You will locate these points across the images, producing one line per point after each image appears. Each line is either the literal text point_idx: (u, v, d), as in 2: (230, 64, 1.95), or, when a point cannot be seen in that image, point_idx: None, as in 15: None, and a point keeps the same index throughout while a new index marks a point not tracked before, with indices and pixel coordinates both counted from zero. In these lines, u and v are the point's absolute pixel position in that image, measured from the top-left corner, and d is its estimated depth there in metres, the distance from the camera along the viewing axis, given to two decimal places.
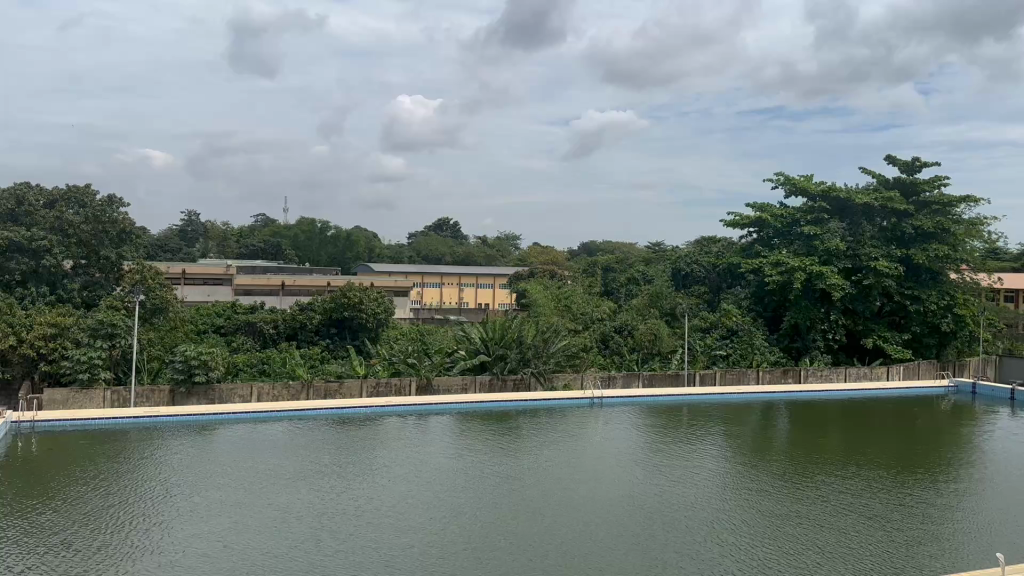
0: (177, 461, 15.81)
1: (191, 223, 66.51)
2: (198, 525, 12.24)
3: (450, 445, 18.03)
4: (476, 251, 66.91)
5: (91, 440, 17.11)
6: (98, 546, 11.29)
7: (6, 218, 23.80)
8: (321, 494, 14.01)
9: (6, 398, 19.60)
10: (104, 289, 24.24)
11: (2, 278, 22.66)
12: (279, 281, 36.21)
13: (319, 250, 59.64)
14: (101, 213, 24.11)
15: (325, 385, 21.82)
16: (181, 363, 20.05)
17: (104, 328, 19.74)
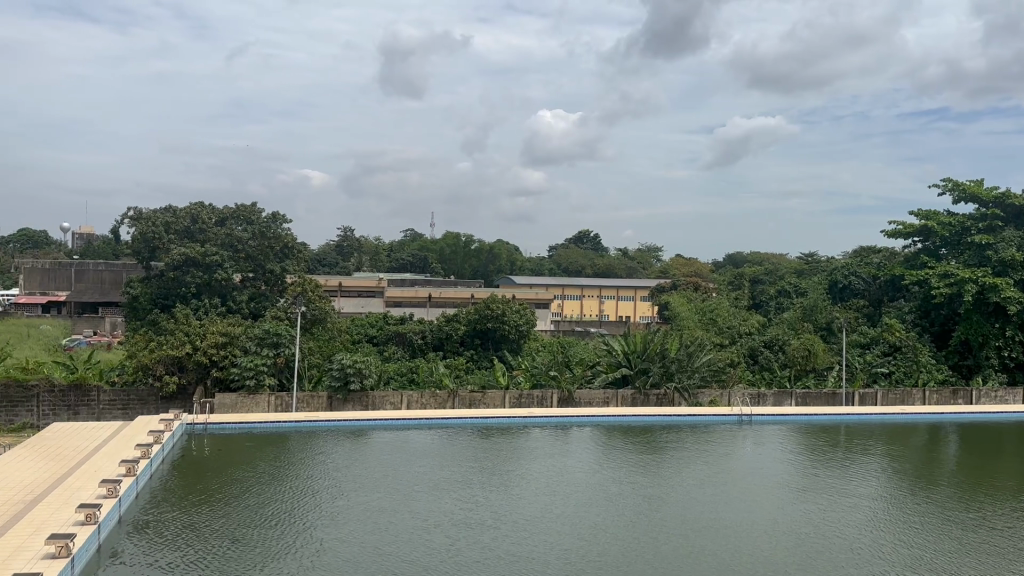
0: (328, 466, 16.49)
1: (346, 238, 68.40)
2: (344, 530, 12.66)
3: (589, 460, 17.77)
4: (617, 263, 66.35)
5: (254, 442, 18.22)
6: (254, 543, 11.90)
7: (183, 235, 25.88)
8: (460, 504, 14.15)
9: (182, 401, 20.88)
10: (269, 300, 25.57)
11: (180, 291, 24.54)
12: (426, 293, 37.31)
13: (463, 262, 61.06)
14: (266, 230, 25.94)
15: (470, 394, 22.25)
16: (338, 370, 21.04)
17: (270, 337, 20.97)
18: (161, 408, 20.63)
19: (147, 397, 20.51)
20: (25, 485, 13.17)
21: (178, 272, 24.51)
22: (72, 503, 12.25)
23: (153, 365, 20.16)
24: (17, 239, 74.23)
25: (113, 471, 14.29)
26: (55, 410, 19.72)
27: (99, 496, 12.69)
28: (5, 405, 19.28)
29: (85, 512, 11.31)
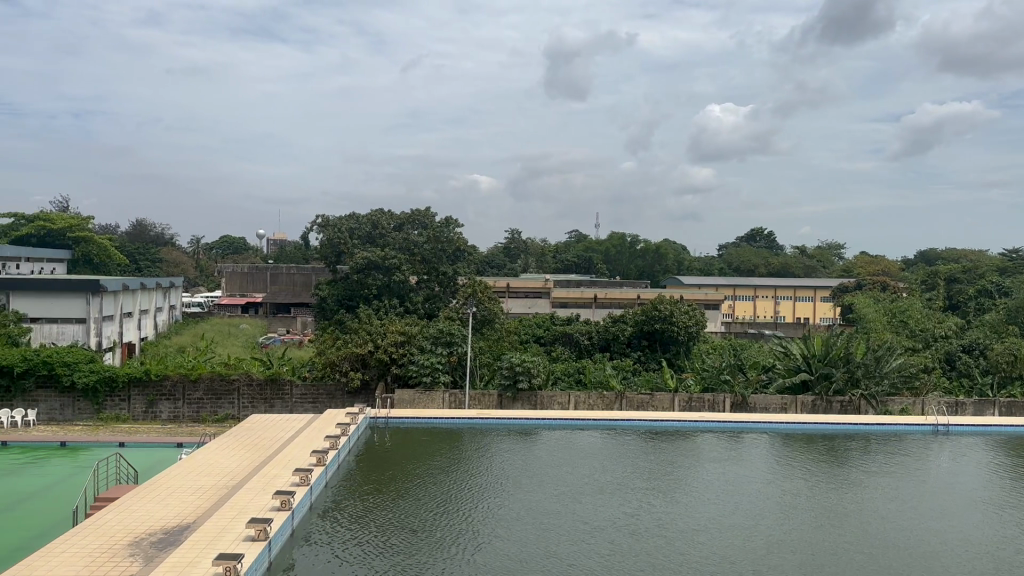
0: (499, 463, 16.75)
1: (513, 241, 69.64)
2: (511, 527, 12.81)
3: (764, 469, 16.95)
4: (793, 262, 62.98)
5: (429, 437, 18.87)
6: (427, 535, 12.31)
7: (366, 240, 27.58)
8: (626, 509, 13.92)
9: (365, 396, 22.02)
10: (442, 301, 26.50)
11: (363, 292, 25.99)
12: (591, 294, 37.20)
13: (629, 263, 60.39)
14: (439, 234, 26.88)
15: (637, 397, 21.91)
16: (508, 369, 21.44)
17: (443, 336, 21.83)
18: (348, 403, 21.84)
19: (334, 392, 21.82)
20: (230, 471, 14.38)
21: (361, 274, 25.92)
22: (270, 489, 13.24)
23: (338, 362, 21.42)
24: (220, 245, 81.85)
25: (303, 460, 15.30)
26: (253, 403, 21.44)
27: (292, 484, 13.64)
28: (210, 397, 21.22)
29: (280, 497, 12.18)
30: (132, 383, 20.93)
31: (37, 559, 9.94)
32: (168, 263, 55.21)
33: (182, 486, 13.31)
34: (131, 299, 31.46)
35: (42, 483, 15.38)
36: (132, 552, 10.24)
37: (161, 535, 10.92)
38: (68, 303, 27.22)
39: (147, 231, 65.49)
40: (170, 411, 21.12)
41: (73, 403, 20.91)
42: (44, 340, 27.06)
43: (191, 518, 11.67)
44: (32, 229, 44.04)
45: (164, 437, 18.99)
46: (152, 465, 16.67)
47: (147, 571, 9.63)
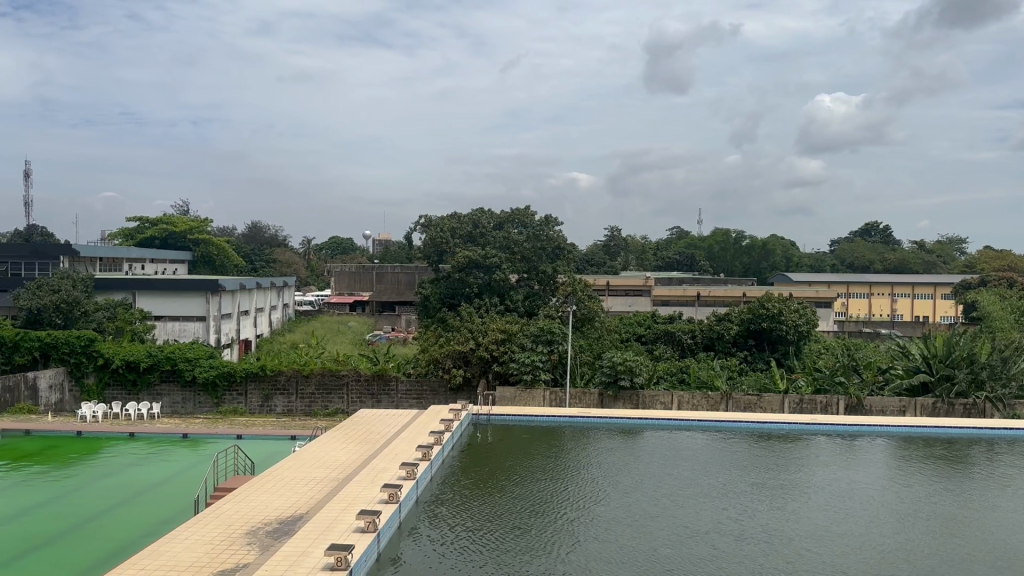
0: (602, 463, 16.63)
1: (614, 238, 69.12)
2: (613, 528, 12.69)
3: (879, 474, 16.15)
4: (911, 257, 59.83)
5: (530, 435, 18.94)
6: (528, 533, 12.35)
7: (466, 239, 27.90)
8: (730, 513, 13.56)
9: (467, 393, 22.29)
10: (542, 299, 26.53)
11: (465, 291, 26.37)
12: (695, 291, 36.56)
13: (734, 259, 58.88)
14: (539, 233, 26.84)
15: (744, 398, 21.30)
16: (609, 367, 21.32)
17: (544, 335, 21.88)
18: (450, 399, 22.18)
19: (437, 388, 22.19)
20: (340, 464, 14.86)
21: (462, 273, 26.32)
22: (378, 482, 13.60)
23: (442, 359, 21.84)
24: (329, 245, 84.80)
25: (410, 454, 15.67)
26: (361, 398, 22.10)
27: (400, 478, 13.96)
28: (321, 392, 22.01)
29: (388, 491, 12.50)
30: (249, 378, 21.97)
31: (162, 545, 10.55)
32: (281, 263, 57.71)
33: (295, 478, 13.86)
34: (246, 297, 33.01)
35: (167, 473, 16.33)
36: (249, 541, 10.72)
37: (276, 525, 11.40)
38: (189, 302, 28.85)
39: (261, 233, 68.61)
40: (284, 405, 22.05)
41: (195, 396, 22.18)
42: (167, 336, 28.76)
43: (304, 509, 12.12)
44: (156, 232, 46.98)
45: (278, 430, 19.83)
46: (268, 457, 17.43)
47: (263, 559, 10.06)
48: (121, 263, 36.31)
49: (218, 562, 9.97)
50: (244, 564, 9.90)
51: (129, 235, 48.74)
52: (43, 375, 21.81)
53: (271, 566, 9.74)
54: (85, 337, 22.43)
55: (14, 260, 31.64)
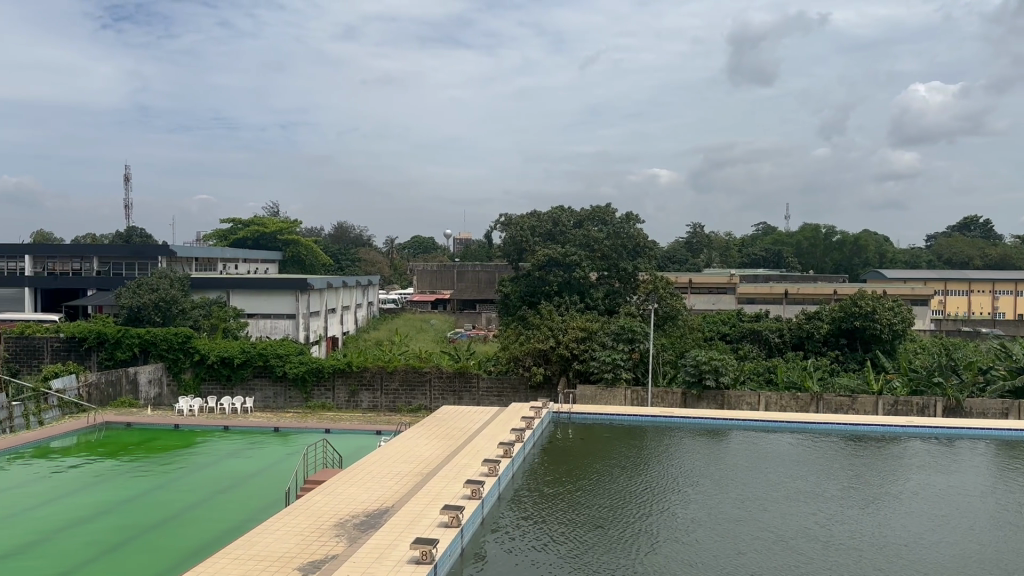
0: (685, 464, 16.36)
1: (697, 234, 67.95)
2: (695, 530, 12.46)
3: (981, 480, 15.32)
4: (1016, 252, 56.63)
5: (612, 434, 18.81)
6: (610, 533, 12.25)
7: (546, 238, 27.93)
8: (819, 519, 13.11)
9: (548, 391, 22.22)
10: (622, 297, 26.30)
11: (544, 289, 26.37)
12: (782, 289, 35.57)
13: (823, 256, 57.01)
14: (620, 230, 26.70)
15: (836, 400, 20.59)
16: (693, 366, 21.00)
17: (625, 333, 21.71)
18: (530, 397, 22.20)
19: (518, 385, 22.26)
20: (424, 459, 15.13)
21: (542, 271, 26.37)
22: (461, 478, 13.78)
23: (522, 358, 21.95)
24: (412, 245, 86.15)
25: (492, 451, 15.80)
26: (444, 395, 22.38)
27: (482, 474, 14.09)
28: (404, 388, 22.40)
29: (471, 487, 12.64)
30: (336, 374, 22.59)
31: (256, 535, 10.97)
32: (366, 263, 59.08)
33: (381, 472, 14.18)
34: (333, 296, 33.91)
35: (259, 466, 16.92)
36: (337, 533, 11.01)
37: (363, 518, 11.68)
38: (279, 300, 29.85)
39: (347, 233, 70.34)
40: (370, 400, 22.54)
41: (285, 392, 22.93)
42: (259, 333, 29.85)
43: (389, 503, 12.37)
44: (248, 233, 48.79)
45: (364, 425, 20.30)
46: (355, 452, 17.87)
47: (351, 551, 10.31)
48: (216, 263, 37.85)
49: (307, 553, 10.27)
50: (333, 555, 10.17)
51: (222, 237, 50.75)
52: (143, 371, 23.05)
53: (358, 559, 9.97)
54: (182, 335, 23.53)
55: (117, 261, 33.81)
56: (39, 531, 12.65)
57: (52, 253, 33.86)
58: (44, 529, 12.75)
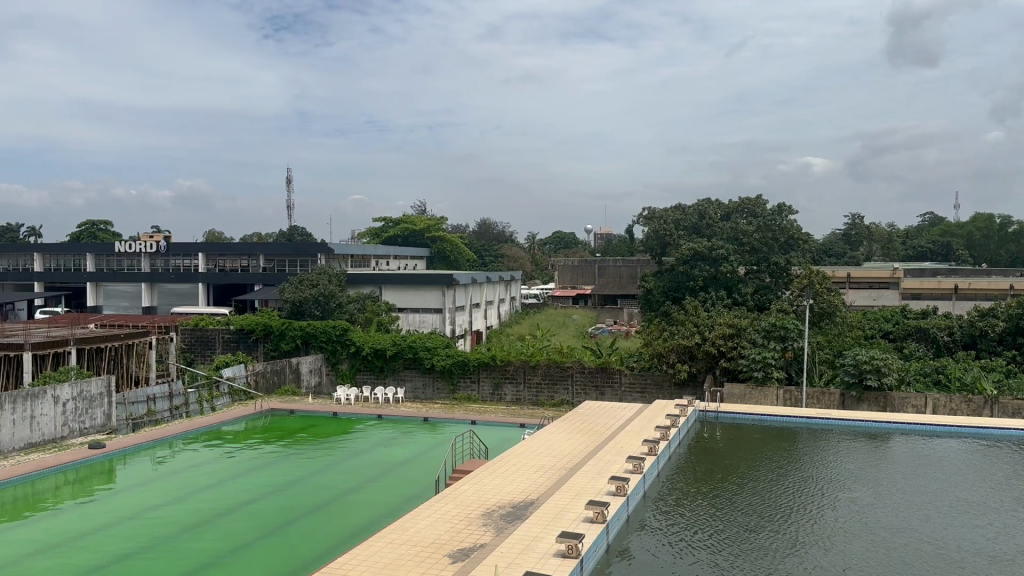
0: (841, 469, 15.55)
1: (854, 227, 64.21)
2: (849, 538, 11.83)
3: None
4: None
5: (763, 435, 18.14)
6: (757, 537, 11.83)
7: (692, 231, 27.27)
8: (991, 532, 12.08)
9: (693, 389, 21.69)
10: (774, 292, 25.31)
11: (689, 283, 25.73)
12: (951, 284, 33.08)
13: (998, 248, 52.43)
14: (771, 222, 25.63)
15: (1014, 403, 18.90)
16: (852, 365, 19.92)
17: (777, 331, 20.99)
18: (675, 394, 21.69)
19: (662, 382, 21.81)
20: (568, 454, 15.21)
21: (686, 266, 25.71)
22: (606, 473, 13.76)
23: (666, 354, 21.59)
24: (553, 240, 86.56)
25: (637, 448, 15.63)
26: (586, 390, 22.35)
27: (626, 471, 13.99)
28: (547, 382, 22.58)
29: (616, 483, 12.59)
30: (481, 367, 23.10)
31: (410, 519, 11.45)
32: (509, 259, 59.98)
33: (527, 465, 14.39)
34: (478, 290, 34.72)
35: (409, 453, 17.63)
36: (485, 522, 11.28)
37: (510, 508, 11.90)
38: (427, 295, 30.91)
39: (491, 230, 71.71)
40: (513, 394, 22.91)
41: (433, 383, 23.71)
42: (409, 327, 31.06)
43: (535, 495, 12.53)
44: (398, 232, 50.78)
45: (509, 418, 20.66)
46: (500, 443, 18.25)
47: (498, 541, 10.53)
48: (369, 260, 39.64)
49: (457, 540, 10.59)
50: (481, 544, 10.42)
51: (374, 235, 53.11)
52: (303, 361, 24.56)
53: (506, 549, 10.17)
54: (339, 328, 24.89)
55: (280, 258, 36.31)
56: (215, 509, 13.78)
57: (223, 251, 36.70)
58: (220, 508, 13.87)
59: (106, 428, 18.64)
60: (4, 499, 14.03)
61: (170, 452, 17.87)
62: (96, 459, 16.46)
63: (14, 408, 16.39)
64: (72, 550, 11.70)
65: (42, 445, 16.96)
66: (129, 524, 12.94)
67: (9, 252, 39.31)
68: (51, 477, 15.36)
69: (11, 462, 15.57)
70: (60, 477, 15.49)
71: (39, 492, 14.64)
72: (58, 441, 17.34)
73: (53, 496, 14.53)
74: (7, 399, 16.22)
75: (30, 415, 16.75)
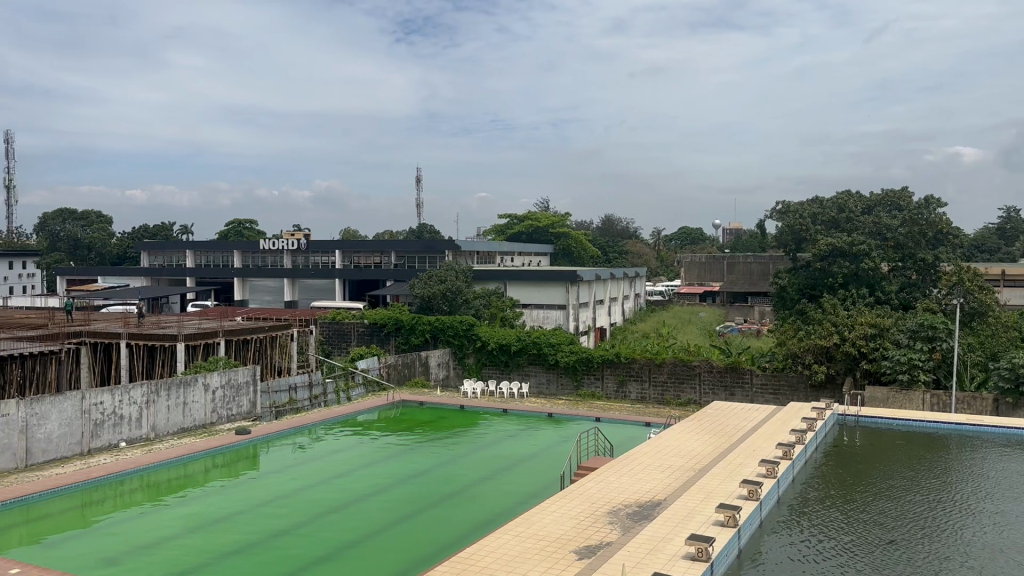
0: (993, 479, 14.46)
1: (1011, 220, 59.31)
2: (1000, 552, 11.03)
3: None
4: None
5: (907, 441, 17.07)
6: (897, 547, 11.22)
7: (830, 225, 26.04)
8: None
9: (831, 391, 20.69)
10: (921, 290, 23.81)
11: (828, 281, 24.56)
12: None
13: None
14: (917, 216, 24.04)
15: None
16: (1007, 368, 18.24)
17: (924, 330, 19.75)
18: (811, 397, 20.73)
19: (797, 384, 20.92)
20: (697, 455, 14.83)
21: (824, 262, 24.55)
22: (737, 477, 13.33)
23: (802, 354, 20.74)
24: (680, 236, 84.99)
25: (770, 452, 15.06)
26: (715, 390, 21.75)
27: (759, 475, 13.51)
28: (673, 381, 22.12)
29: (748, 487, 12.18)
30: (606, 364, 22.98)
31: (536, 515, 11.49)
32: (633, 255, 59.22)
33: (655, 464, 14.16)
34: (602, 287, 34.57)
35: (535, 448, 17.76)
36: (611, 521, 11.18)
37: (637, 508, 11.75)
38: (552, 292, 31.04)
39: (615, 225, 71.25)
40: (639, 391, 22.60)
41: (557, 378, 23.80)
42: (533, 322, 30.93)
43: (662, 496, 12.32)
44: (523, 228, 51.10)
45: (634, 416, 20.43)
46: (626, 442, 18.08)
47: (625, 540, 10.42)
48: (494, 257, 40.24)
49: (583, 537, 10.55)
50: (607, 542, 10.34)
51: (499, 231, 53.80)
52: (433, 355, 25.33)
53: (633, 548, 10.05)
54: (466, 323, 25.38)
55: (410, 255, 37.49)
56: (347, 496, 14.35)
57: (357, 247, 38.38)
58: (352, 495, 14.44)
59: (251, 414, 19.83)
60: (159, 479, 15.18)
61: (309, 439, 18.80)
62: (242, 445, 17.53)
63: (169, 395, 17.69)
64: (219, 530, 12.48)
65: (193, 429, 18.23)
66: (270, 507, 13.69)
67: (167, 250, 42.55)
68: (201, 460, 16.49)
69: (165, 446, 16.84)
70: (209, 460, 16.60)
71: (190, 474, 15.75)
72: (208, 426, 18.61)
73: (203, 478, 15.60)
74: (162, 386, 17.54)
75: (183, 401, 18.04)
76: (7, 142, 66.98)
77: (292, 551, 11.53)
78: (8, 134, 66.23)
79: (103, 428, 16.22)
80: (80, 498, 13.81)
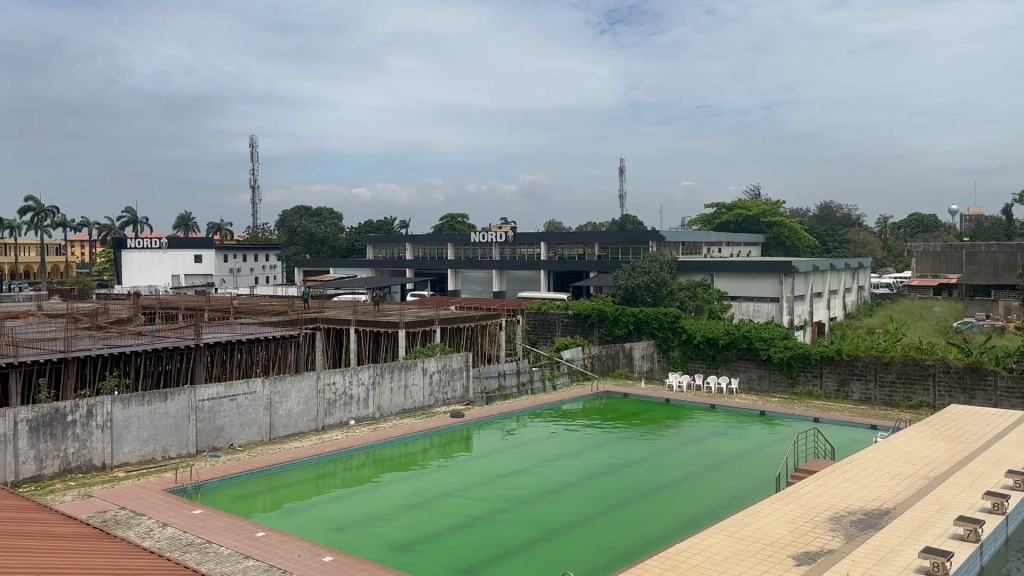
0: None
1: None
2: None
3: None
4: None
5: None
6: None
7: None
8: None
9: None
10: None
11: None
12: None
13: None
14: None
15: None
16: None
17: None
18: None
19: None
20: (930, 462, 13.58)
21: None
22: (980, 488, 12.02)
23: None
24: (910, 223, 78.04)
25: (1019, 462, 13.44)
26: (952, 392, 19.74)
27: (1006, 486, 12.07)
28: (903, 381, 20.37)
29: (992, 500, 10.92)
30: (825, 361, 21.63)
31: (748, 515, 11.07)
32: (856, 244, 55.09)
33: (881, 470, 13.12)
34: (820, 279, 32.57)
35: (746, 446, 17.09)
36: (833, 528, 10.50)
37: (862, 516, 10.95)
38: (763, 284, 29.63)
39: (833, 213, 66.78)
40: (862, 391, 21.05)
41: (770, 375, 22.76)
42: (743, 316, 30.06)
43: (892, 505, 11.38)
44: (732, 217, 49.32)
45: (856, 418, 19.07)
46: (848, 445, 16.92)
47: (848, 548, 9.74)
48: (701, 247, 39.22)
49: (802, 542, 10.01)
50: (828, 550, 9.74)
51: (706, 222, 52.29)
52: (637, 346, 25.11)
53: (858, 558, 9.38)
54: (671, 315, 24.97)
55: (615, 245, 37.49)
56: (554, 482, 14.66)
57: (563, 239, 39.13)
58: (558, 481, 14.72)
59: (465, 399, 20.81)
60: (383, 457, 16.34)
61: (518, 425, 19.43)
62: (456, 427, 18.43)
63: (392, 377, 18.99)
64: (433, 507, 13.21)
65: (413, 411, 19.45)
66: (481, 489, 14.29)
67: (388, 243, 45.75)
68: (420, 439, 17.54)
69: (389, 425, 18.09)
70: (427, 440, 17.63)
71: (410, 453, 16.81)
72: (426, 408, 19.77)
73: (422, 457, 16.59)
74: (386, 368, 18.86)
75: (404, 384, 19.28)
76: (251, 146, 75.15)
77: (501, 533, 11.94)
78: (253, 140, 74.18)
79: (335, 407, 17.73)
80: (314, 470, 15.20)
